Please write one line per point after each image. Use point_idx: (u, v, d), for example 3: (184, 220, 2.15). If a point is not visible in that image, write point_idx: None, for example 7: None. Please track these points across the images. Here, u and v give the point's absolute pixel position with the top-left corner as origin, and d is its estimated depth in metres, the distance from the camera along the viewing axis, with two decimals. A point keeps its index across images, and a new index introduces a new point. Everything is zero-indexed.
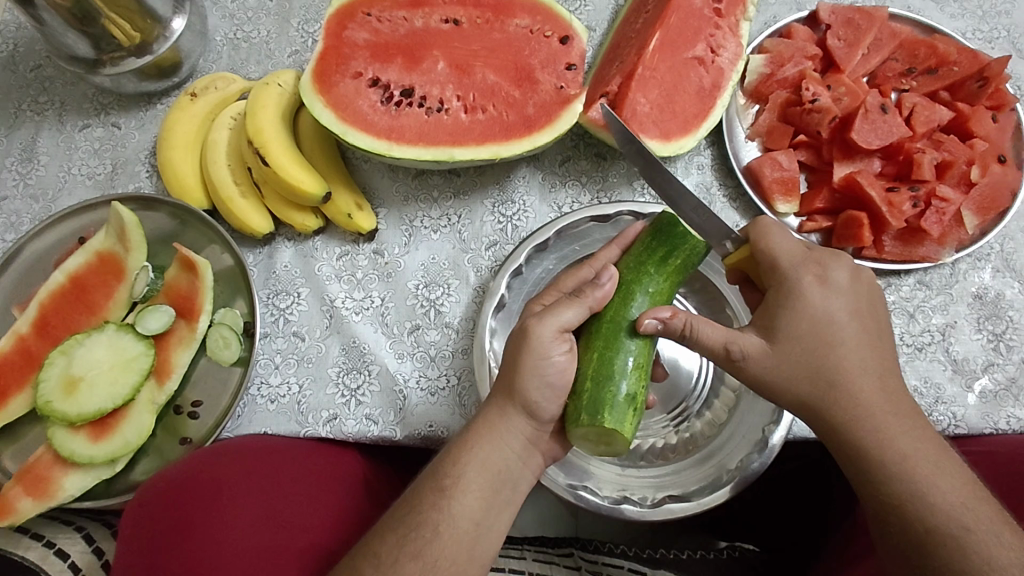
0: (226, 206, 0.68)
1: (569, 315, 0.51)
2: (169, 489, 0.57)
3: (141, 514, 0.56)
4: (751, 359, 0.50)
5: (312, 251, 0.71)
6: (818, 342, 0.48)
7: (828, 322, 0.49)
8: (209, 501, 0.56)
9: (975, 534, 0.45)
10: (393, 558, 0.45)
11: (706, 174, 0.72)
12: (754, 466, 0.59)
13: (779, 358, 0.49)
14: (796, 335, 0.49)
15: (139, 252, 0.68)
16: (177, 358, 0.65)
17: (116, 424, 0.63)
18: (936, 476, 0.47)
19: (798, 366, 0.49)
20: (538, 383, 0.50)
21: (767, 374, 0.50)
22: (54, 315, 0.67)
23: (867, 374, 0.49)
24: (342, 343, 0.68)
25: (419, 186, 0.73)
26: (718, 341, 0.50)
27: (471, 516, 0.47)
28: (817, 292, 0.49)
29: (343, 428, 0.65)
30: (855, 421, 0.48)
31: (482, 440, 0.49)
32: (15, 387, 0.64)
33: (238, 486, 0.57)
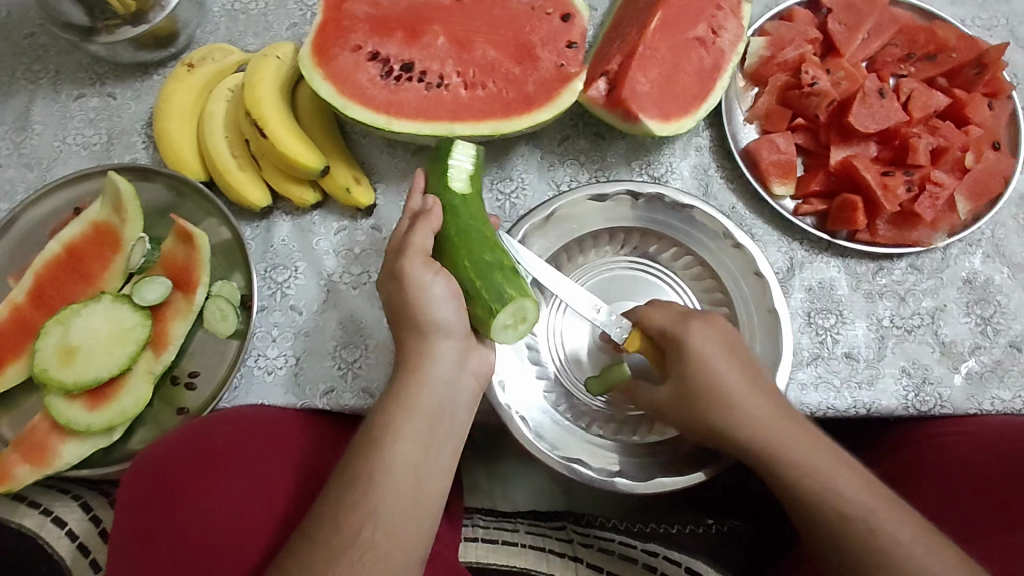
0: (223, 178, 0.68)
1: (420, 237, 0.54)
2: (166, 461, 0.59)
3: (140, 479, 0.58)
4: (678, 400, 0.56)
5: (310, 226, 0.71)
6: (707, 382, 0.53)
7: (704, 363, 0.54)
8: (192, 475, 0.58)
9: (834, 493, 0.49)
10: (334, 514, 0.46)
11: (704, 156, 0.72)
12: None
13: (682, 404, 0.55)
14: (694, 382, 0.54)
15: (134, 222, 0.67)
16: (174, 329, 0.66)
17: (113, 393, 0.63)
18: (795, 449, 0.51)
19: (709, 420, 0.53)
20: (433, 310, 0.52)
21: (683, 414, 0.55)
22: (50, 285, 0.67)
23: (750, 404, 0.53)
24: (339, 318, 0.68)
25: (418, 162, 0.72)
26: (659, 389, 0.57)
27: (409, 461, 0.49)
28: (695, 334, 0.54)
29: (339, 400, 0.66)
30: (761, 439, 0.52)
31: (411, 388, 0.51)
32: (10, 356, 0.65)
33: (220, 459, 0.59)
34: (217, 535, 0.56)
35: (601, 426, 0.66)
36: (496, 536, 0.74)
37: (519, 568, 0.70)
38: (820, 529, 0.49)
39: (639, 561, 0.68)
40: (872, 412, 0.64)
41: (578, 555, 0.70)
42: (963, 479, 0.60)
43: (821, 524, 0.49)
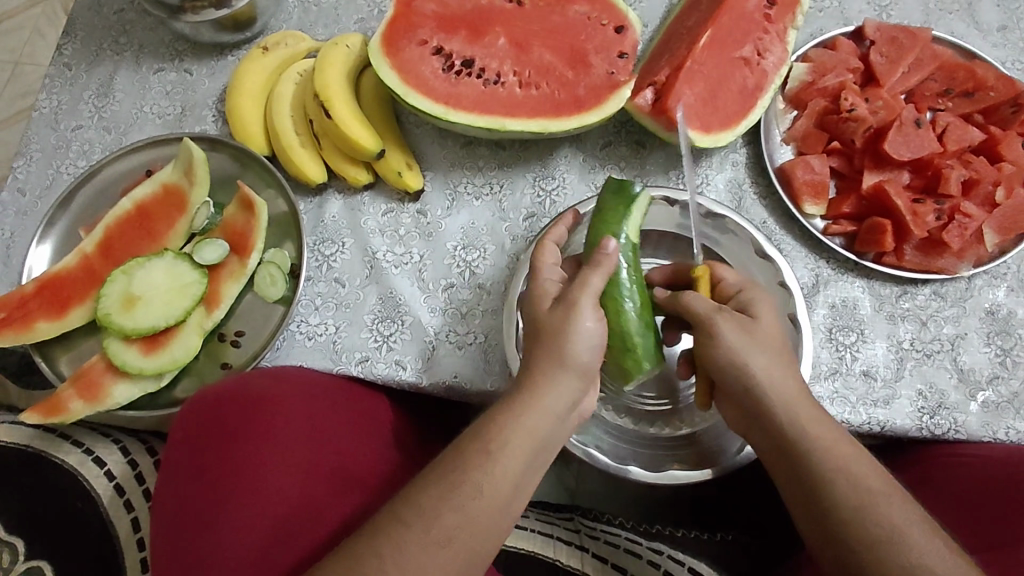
0: (285, 154, 0.73)
1: (596, 283, 0.55)
2: (227, 399, 0.62)
3: (200, 410, 0.62)
4: (732, 320, 0.56)
5: (360, 205, 0.75)
6: (772, 337, 0.57)
7: (771, 325, 0.57)
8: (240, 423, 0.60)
9: (845, 476, 0.51)
10: (435, 509, 0.47)
11: (739, 171, 0.75)
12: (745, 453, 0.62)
13: (750, 341, 0.55)
14: (764, 328, 0.57)
15: (202, 187, 0.72)
16: (226, 289, 0.70)
17: (166, 342, 0.68)
18: (815, 425, 0.53)
19: (764, 361, 0.55)
20: (580, 348, 0.54)
21: (751, 343, 0.55)
22: (118, 238, 0.72)
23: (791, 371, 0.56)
24: (379, 293, 0.72)
25: (466, 154, 0.77)
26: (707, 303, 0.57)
27: (510, 481, 0.50)
28: (768, 305, 0.58)
29: (373, 370, 0.69)
30: (786, 404, 0.54)
31: (527, 410, 0.52)
32: (76, 300, 0.70)
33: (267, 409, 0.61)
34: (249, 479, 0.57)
35: (622, 414, 0.67)
36: None
37: (524, 551, 0.73)
38: (824, 518, 0.51)
39: (643, 556, 0.69)
40: (885, 430, 0.66)
41: (583, 544, 0.73)
42: (976, 505, 0.61)
43: (828, 510, 0.50)
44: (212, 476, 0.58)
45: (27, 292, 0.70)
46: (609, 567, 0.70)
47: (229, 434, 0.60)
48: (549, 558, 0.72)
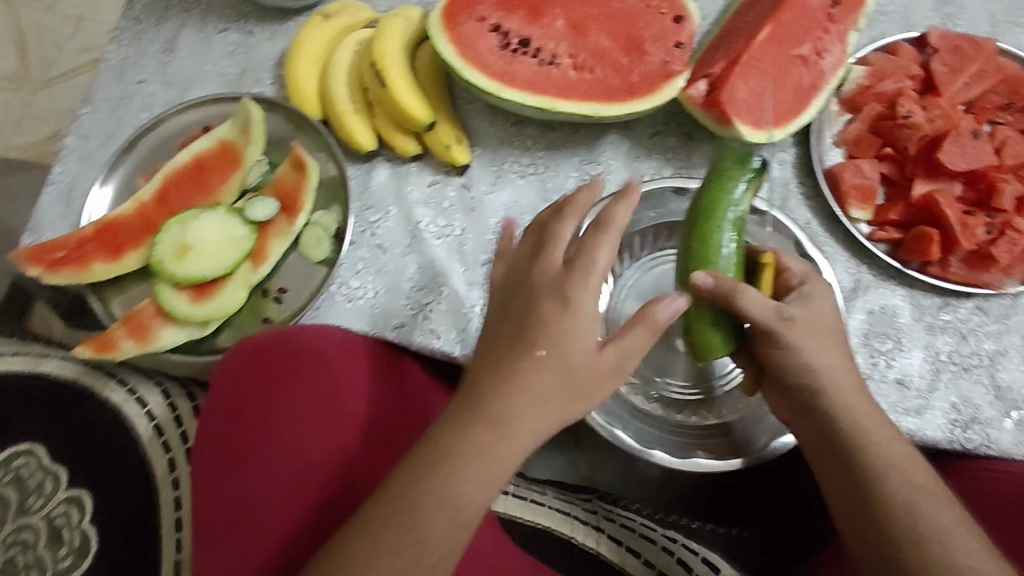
0: (339, 119, 0.75)
1: (602, 260, 0.50)
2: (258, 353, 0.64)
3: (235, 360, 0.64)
4: (795, 321, 0.56)
5: (407, 175, 0.77)
6: (827, 331, 0.58)
7: (827, 319, 0.58)
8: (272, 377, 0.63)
9: (896, 472, 0.54)
10: (402, 496, 0.45)
11: (787, 170, 0.74)
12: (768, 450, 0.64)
13: (808, 336, 0.56)
14: (819, 322, 0.58)
15: (257, 145, 0.74)
16: (273, 247, 0.72)
17: (215, 291, 0.71)
18: (873, 426, 0.56)
19: (820, 357, 0.56)
20: (547, 316, 0.49)
21: (810, 339, 0.56)
22: (174, 189, 0.75)
23: (845, 367, 0.57)
24: (420, 263, 0.73)
25: (514, 134, 0.77)
26: (768, 305, 0.56)
27: (476, 471, 0.46)
28: (824, 297, 0.59)
29: (408, 335, 0.71)
30: (841, 396, 0.56)
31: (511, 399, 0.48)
32: (132, 245, 0.73)
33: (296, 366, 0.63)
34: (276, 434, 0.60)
35: (651, 400, 0.67)
36: (525, 493, 0.76)
37: (542, 526, 0.73)
38: (869, 510, 0.54)
39: (659, 543, 0.71)
40: (915, 440, 0.65)
41: (601, 525, 0.74)
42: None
43: (872, 504, 0.53)
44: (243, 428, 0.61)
45: (86, 234, 0.73)
46: (625, 549, 0.71)
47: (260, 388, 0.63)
48: (566, 535, 0.73)
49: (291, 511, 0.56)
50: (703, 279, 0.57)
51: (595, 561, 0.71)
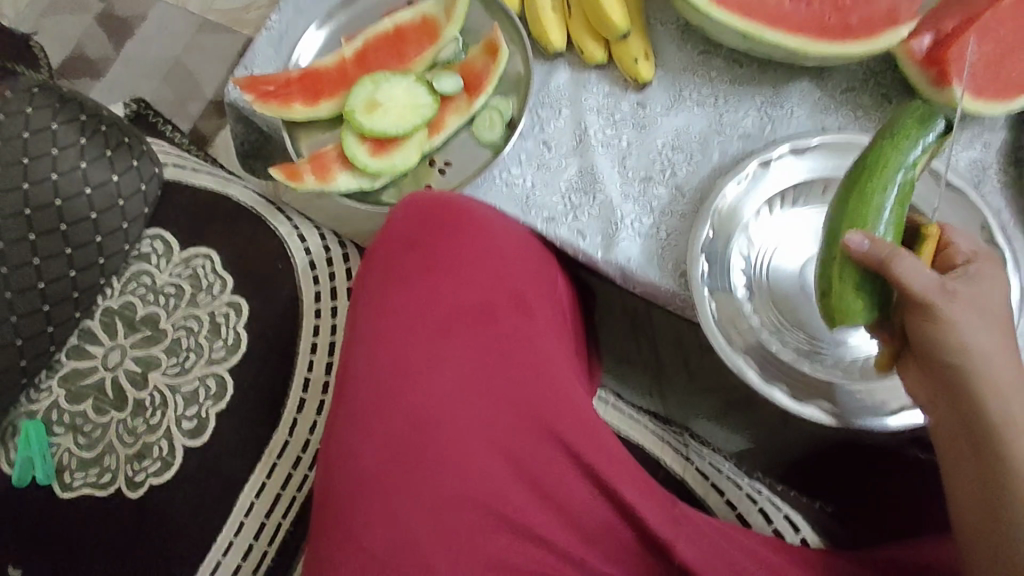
0: (535, 13, 0.77)
1: None
2: (435, 212, 0.64)
3: (409, 215, 0.65)
4: (958, 297, 0.55)
5: (586, 81, 0.78)
6: (994, 312, 0.56)
7: (995, 299, 0.57)
8: (449, 226, 0.63)
9: None
10: None
11: (989, 154, 0.69)
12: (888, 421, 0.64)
13: (973, 311, 0.55)
14: (988, 300, 0.56)
15: (456, 24, 0.78)
16: (449, 120, 0.78)
17: (391, 149, 0.77)
18: (1022, 418, 0.54)
19: (982, 337, 0.55)
20: None
21: (975, 316, 0.55)
22: (373, 52, 0.81)
23: (1005, 352, 0.56)
24: (580, 166, 0.75)
25: (700, 62, 0.76)
26: (930, 276, 0.55)
27: None
28: (997, 277, 0.58)
29: (555, 230, 0.74)
30: (994, 383, 0.55)
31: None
32: (328, 94, 0.80)
33: (474, 223, 0.63)
34: (447, 295, 0.62)
35: (785, 345, 0.67)
36: (625, 410, 0.81)
37: (635, 441, 0.77)
38: (999, 496, 0.54)
39: (745, 489, 0.72)
40: None
41: (691, 457, 0.76)
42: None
43: (1005, 489, 0.53)
44: (415, 283, 0.63)
45: (292, 75, 0.80)
46: (709, 484, 0.73)
47: (433, 247, 0.64)
48: (656, 455, 0.76)
49: (447, 354, 0.60)
50: (857, 241, 0.57)
51: (677, 484, 0.73)
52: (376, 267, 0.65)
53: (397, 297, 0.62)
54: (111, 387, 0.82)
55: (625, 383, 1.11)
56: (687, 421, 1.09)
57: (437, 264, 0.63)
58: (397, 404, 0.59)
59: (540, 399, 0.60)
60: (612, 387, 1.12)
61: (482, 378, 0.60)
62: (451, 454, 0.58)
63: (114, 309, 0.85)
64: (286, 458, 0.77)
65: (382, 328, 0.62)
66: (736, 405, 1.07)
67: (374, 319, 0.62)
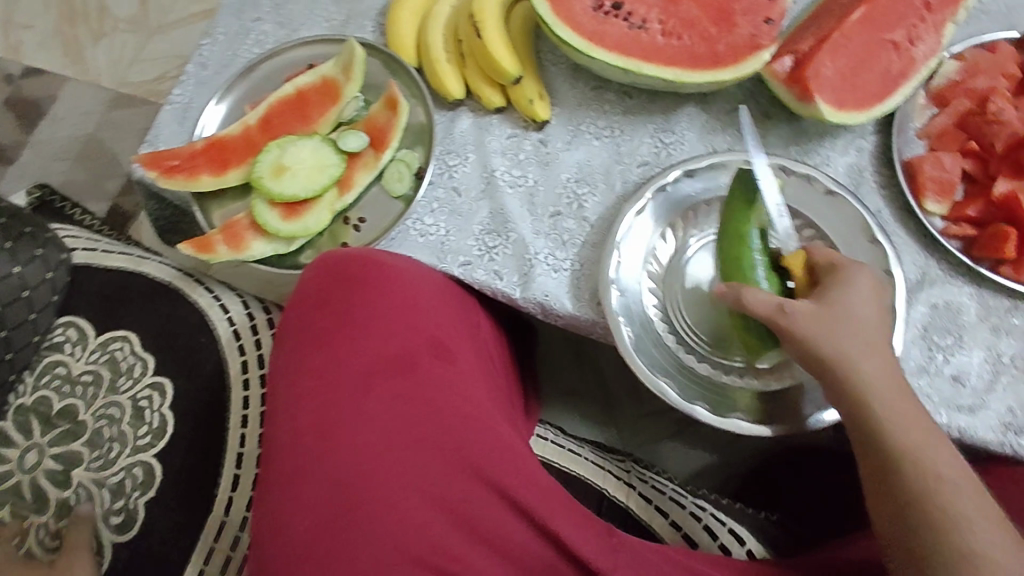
0: (431, 67, 0.79)
1: None
2: (343, 267, 0.64)
3: (319, 274, 0.65)
4: (802, 314, 0.58)
5: (488, 125, 0.81)
6: (850, 321, 0.58)
7: (854, 307, 0.59)
8: (358, 282, 0.64)
9: (926, 467, 0.55)
10: None
11: (863, 158, 0.74)
12: (812, 420, 0.66)
13: (820, 324, 0.58)
14: (840, 309, 0.58)
15: (355, 83, 0.79)
16: (359, 177, 0.79)
17: (303, 211, 0.77)
18: (898, 413, 0.56)
19: (835, 348, 0.57)
20: None
21: (822, 330, 0.58)
22: (277, 117, 0.82)
23: (874, 358, 0.58)
24: (491, 208, 0.77)
25: (594, 98, 0.80)
26: (769, 301, 0.58)
27: None
28: (860, 282, 0.59)
29: (472, 274, 0.75)
30: (866, 389, 0.57)
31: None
32: (235, 162, 0.80)
33: (381, 276, 0.64)
34: (361, 348, 0.62)
35: (701, 360, 0.69)
36: (564, 443, 0.82)
37: (576, 474, 0.78)
38: (901, 496, 0.55)
39: (687, 507, 0.74)
40: (962, 437, 0.65)
41: (632, 482, 0.77)
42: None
43: (894, 486, 0.56)
44: (329, 340, 0.63)
45: (196, 148, 0.80)
46: (652, 507, 0.74)
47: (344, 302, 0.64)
48: (598, 485, 0.77)
49: (366, 408, 0.60)
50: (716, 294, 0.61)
51: (622, 511, 0.75)
52: (291, 333, 0.65)
53: (313, 360, 0.62)
54: (30, 490, 0.78)
55: (575, 412, 1.12)
56: (639, 444, 1.10)
57: (350, 318, 0.63)
58: (318, 465, 0.58)
59: (465, 441, 0.59)
60: (563, 417, 1.13)
61: (404, 428, 0.59)
62: (379, 512, 0.57)
63: (28, 406, 0.80)
64: (224, 539, 0.75)
65: (299, 393, 0.61)
66: (684, 421, 1.08)
67: (291, 385, 0.62)
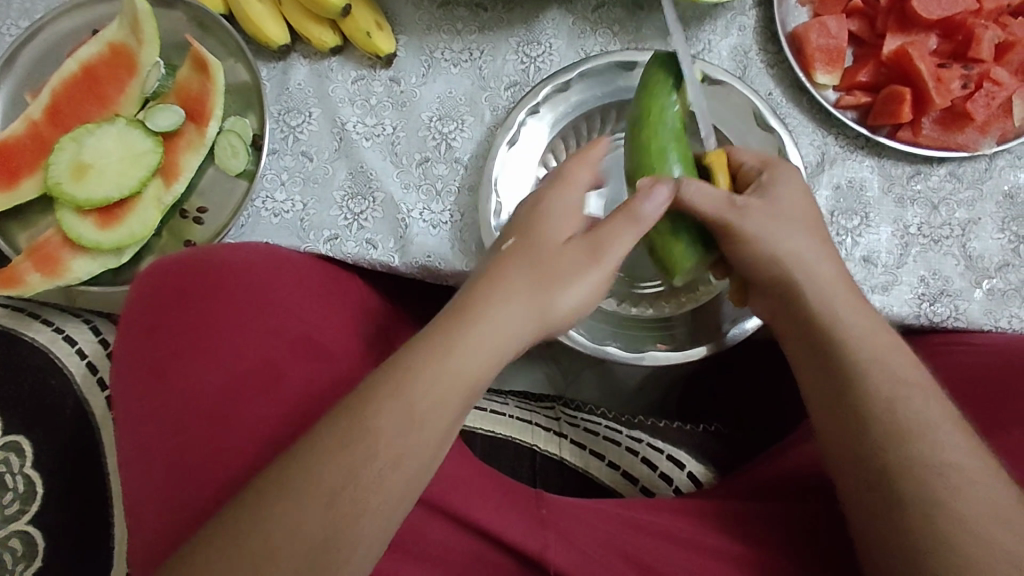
0: (240, 11, 0.65)
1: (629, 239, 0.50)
2: (171, 282, 0.59)
3: (146, 297, 0.59)
4: (750, 209, 0.53)
5: (327, 71, 0.69)
6: (797, 212, 0.54)
7: (795, 201, 0.54)
8: (184, 298, 0.58)
9: (874, 368, 0.50)
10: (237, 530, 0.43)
11: (746, 37, 0.67)
12: (731, 333, 0.61)
13: (770, 218, 0.53)
14: (786, 202, 0.54)
15: (152, 47, 0.65)
16: (185, 161, 0.66)
17: (123, 215, 0.64)
18: (851, 309, 0.52)
19: (788, 245, 0.53)
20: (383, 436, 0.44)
21: (771, 226, 0.53)
22: (66, 104, 0.67)
23: (823, 254, 0.54)
24: (349, 168, 0.67)
25: (443, 17, 0.69)
26: (717, 195, 0.53)
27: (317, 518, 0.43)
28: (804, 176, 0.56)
29: (342, 249, 0.65)
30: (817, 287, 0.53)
31: (508, 292, 0.48)
32: (27, 170, 0.66)
33: (217, 285, 0.58)
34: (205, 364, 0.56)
35: (606, 295, 0.64)
36: (485, 404, 0.76)
37: (503, 436, 0.73)
38: (858, 410, 0.50)
39: (623, 444, 0.71)
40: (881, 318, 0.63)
41: (563, 431, 0.73)
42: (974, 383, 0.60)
43: (844, 399, 0.51)
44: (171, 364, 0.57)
45: None
46: (587, 453, 0.71)
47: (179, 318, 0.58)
48: (527, 443, 0.72)
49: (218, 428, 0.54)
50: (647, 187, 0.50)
51: (557, 465, 0.71)
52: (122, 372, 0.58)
53: (160, 391, 0.56)
54: None
55: None
56: None
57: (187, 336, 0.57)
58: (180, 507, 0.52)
59: None
60: None
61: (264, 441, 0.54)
62: None
63: None
64: None
65: (151, 434, 0.55)
66: None
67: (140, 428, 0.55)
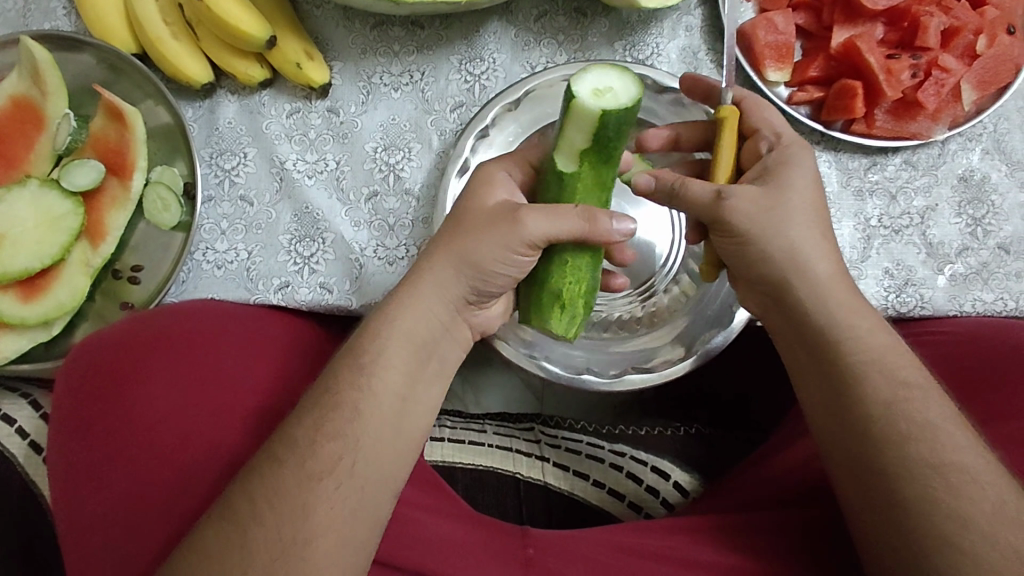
0: (155, 49, 0.60)
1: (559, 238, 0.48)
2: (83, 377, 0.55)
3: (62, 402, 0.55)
4: (743, 198, 0.49)
5: (259, 107, 0.64)
6: (803, 200, 0.50)
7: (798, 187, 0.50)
8: (125, 377, 0.54)
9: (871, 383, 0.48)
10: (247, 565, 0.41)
11: (694, 37, 0.65)
12: (716, 341, 0.60)
13: (770, 208, 0.49)
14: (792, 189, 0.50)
15: (58, 97, 0.61)
16: (111, 219, 0.61)
17: (48, 285, 0.59)
18: (853, 316, 0.49)
19: (788, 239, 0.49)
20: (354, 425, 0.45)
21: (767, 215, 0.49)
22: None
23: (824, 254, 0.50)
24: (294, 210, 0.63)
25: (378, 39, 0.65)
26: (709, 189, 0.49)
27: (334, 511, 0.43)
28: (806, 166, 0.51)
29: (295, 296, 0.61)
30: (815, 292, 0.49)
31: (404, 310, 0.48)
32: None
33: (128, 366, 0.54)
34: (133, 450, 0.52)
35: None
36: (463, 436, 0.73)
37: (485, 468, 0.70)
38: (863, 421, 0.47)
39: (606, 460, 0.70)
40: None
41: (545, 454, 0.71)
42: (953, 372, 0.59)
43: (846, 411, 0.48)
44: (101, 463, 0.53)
45: None
46: (571, 475, 0.70)
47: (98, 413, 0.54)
48: (510, 471, 0.70)
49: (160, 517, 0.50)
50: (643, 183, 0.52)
51: (542, 490, 0.69)
52: (56, 461, 0.54)
53: (97, 495, 0.52)
54: None
55: None
56: None
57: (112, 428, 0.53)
58: None
59: None
60: None
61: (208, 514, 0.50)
62: None
63: None
64: None
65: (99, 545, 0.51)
66: None
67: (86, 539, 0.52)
